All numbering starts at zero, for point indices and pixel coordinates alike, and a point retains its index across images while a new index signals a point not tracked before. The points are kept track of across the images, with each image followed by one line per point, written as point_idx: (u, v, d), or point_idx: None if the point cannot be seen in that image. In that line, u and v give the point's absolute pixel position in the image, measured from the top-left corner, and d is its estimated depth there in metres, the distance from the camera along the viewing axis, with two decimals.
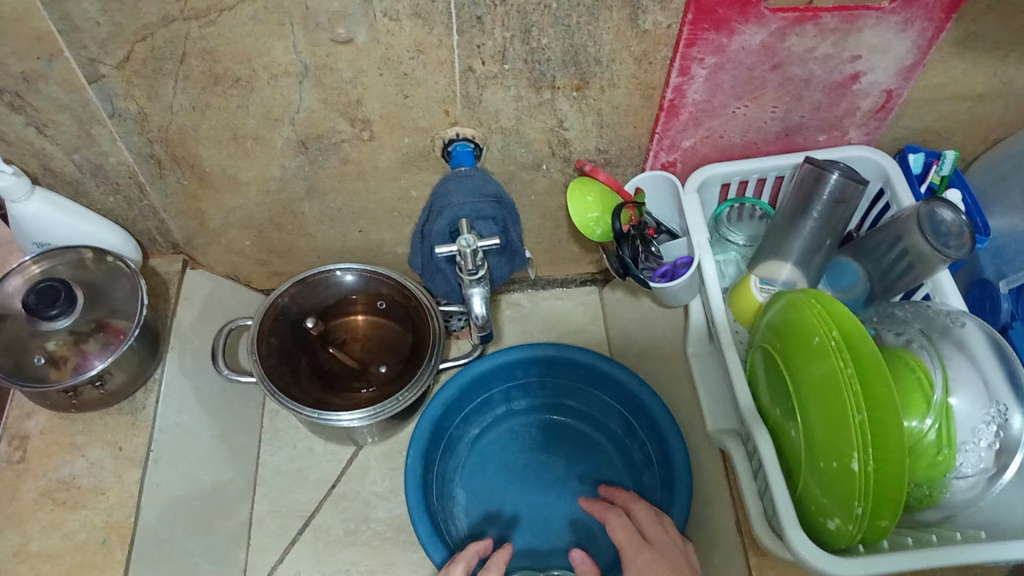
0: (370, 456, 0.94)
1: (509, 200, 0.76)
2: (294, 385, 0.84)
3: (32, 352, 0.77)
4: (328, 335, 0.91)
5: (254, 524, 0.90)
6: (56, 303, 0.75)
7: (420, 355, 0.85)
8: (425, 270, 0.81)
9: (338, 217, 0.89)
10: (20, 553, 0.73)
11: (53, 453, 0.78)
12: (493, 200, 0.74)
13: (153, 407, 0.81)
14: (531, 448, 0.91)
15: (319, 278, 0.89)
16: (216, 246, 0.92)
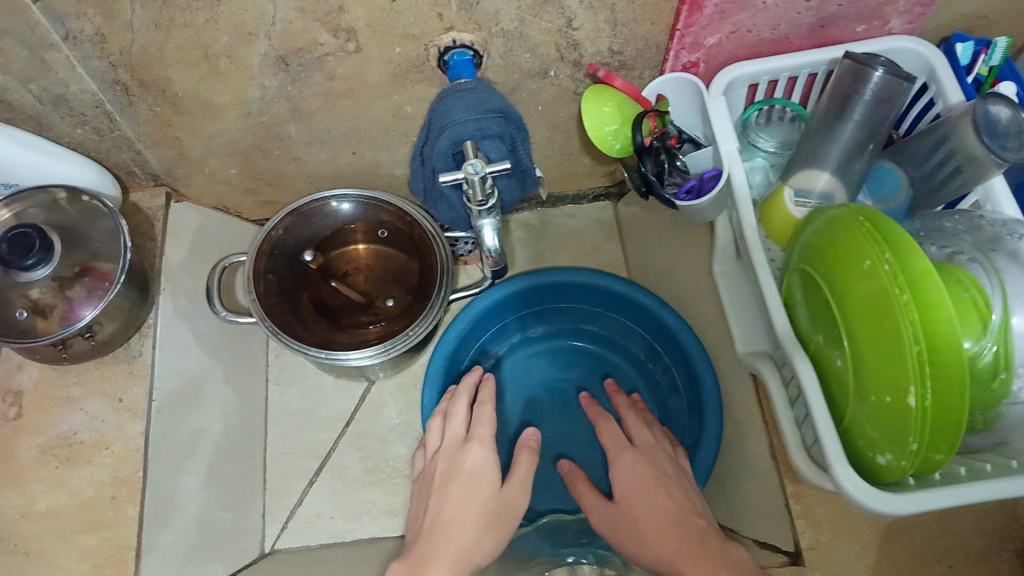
0: (383, 391, 0.90)
1: (516, 115, 0.68)
2: (295, 325, 0.80)
3: (14, 304, 0.72)
4: (329, 267, 0.85)
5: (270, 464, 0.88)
6: (31, 251, 0.69)
7: (429, 288, 0.81)
8: (429, 199, 0.75)
9: (328, 139, 0.81)
10: (25, 513, 0.70)
11: (49, 407, 0.74)
12: (498, 115, 0.66)
13: (150, 353, 0.77)
14: (550, 376, 0.87)
15: (314, 207, 0.83)
16: (201, 177, 0.85)
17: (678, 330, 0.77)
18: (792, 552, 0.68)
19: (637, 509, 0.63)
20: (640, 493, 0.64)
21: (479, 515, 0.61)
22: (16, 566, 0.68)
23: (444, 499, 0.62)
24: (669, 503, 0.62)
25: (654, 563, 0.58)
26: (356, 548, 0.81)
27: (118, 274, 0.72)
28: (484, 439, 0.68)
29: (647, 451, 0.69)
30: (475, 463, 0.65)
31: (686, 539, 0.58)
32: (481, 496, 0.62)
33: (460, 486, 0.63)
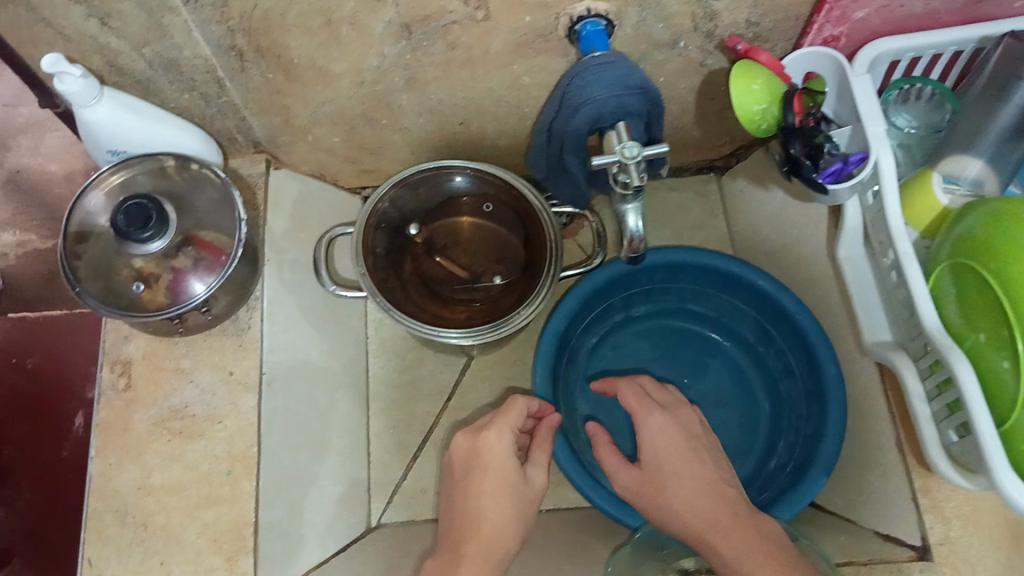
0: (483, 366, 0.90)
1: (656, 91, 0.64)
2: (404, 301, 0.78)
3: (127, 276, 0.71)
4: (433, 242, 0.83)
5: (373, 438, 0.88)
6: (148, 224, 0.66)
7: (540, 265, 0.79)
8: (551, 176, 0.73)
9: (437, 109, 0.78)
10: (143, 486, 0.70)
11: (160, 380, 0.74)
12: (639, 91, 0.63)
13: (259, 326, 0.75)
14: (653, 356, 0.85)
15: (420, 178, 0.80)
16: (302, 144, 0.82)
17: (798, 316, 0.74)
18: (919, 547, 0.65)
19: (668, 473, 0.64)
20: (671, 457, 0.65)
21: (508, 513, 0.62)
22: (139, 538, 0.68)
23: (469, 497, 0.62)
24: (697, 470, 0.64)
25: (684, 529, 0.61)
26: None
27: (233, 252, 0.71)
28: (504, 425, 0.66)
29: (672, 410, 0.69)
30: (495, 452, 0.65)
31: (711, 507, 0.61)
32: (509, 492, 0.63)
33: (484, 482, 0.63)
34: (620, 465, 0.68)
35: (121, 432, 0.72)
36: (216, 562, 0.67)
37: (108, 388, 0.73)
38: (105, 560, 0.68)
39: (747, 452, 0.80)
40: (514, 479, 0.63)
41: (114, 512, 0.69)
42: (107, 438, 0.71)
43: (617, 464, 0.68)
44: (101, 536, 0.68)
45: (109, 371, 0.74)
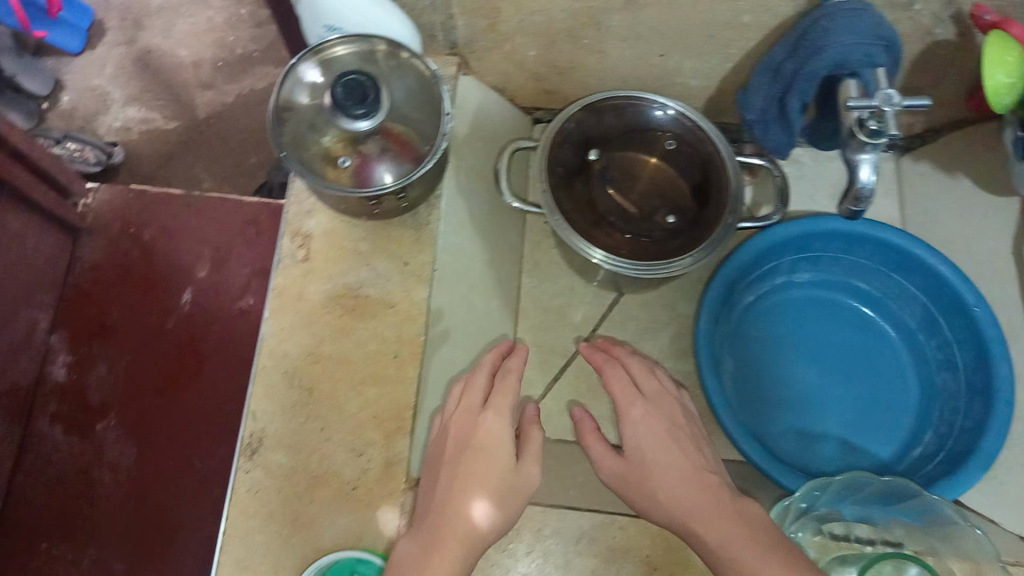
0: (632, 304, 0.89)
1: (899, 46, 0.63)
2: (580, 222, 0.77)
3: (334, 152, 0.72)
4: (608, 172, 0.81)
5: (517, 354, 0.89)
6: (364, 101, 0.66)
7: (716, 213, 0.78)
8: (763, 120, 0.73)
9: (645, 36, 0.76)
10: (313, 354, 0.73)
11: (338, 258, 0.76)
12: (885, 45, 0.62)
13: (437, 224, 0.77)
14: (808, 324, 0.85)
15: (611, 105, 0.80)
16: (497, 52, 0.80)
17: (976, 307, 0.74)
18: None
19: (655, 464, 0.67)
20: (654, 449, 0.69)
21: (496, 492, 0.65)
22: (303, 401, 0.71)
23: (459, 475, 0.65)
24: (681, 461, 0.67)
25: (671, 513, 0.64)
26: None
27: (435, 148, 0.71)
28: (505, 408, 0.70)
29: (656, 403, 0.73)
30: (490, 434, 0.67)
31: (696, 492, 0.64)
32: (496, 472, 0.66)
33: (476, 461, 0.65)
34: (601, 449, 0.70)
35: (297, 300, 0.74)
36: (373, 437, 0.70)
37: (288, 257, 0.76)
38: (269, 416, 0.71)
39: (892, 435, 0.80)
40: (508, 463, 0.66)
41: (282, 373, 0.72)
42: (283, 303, 0.74)
43: (600, 452, 0.70)
44: (267, 392, 0.71)
45: (289, 241, 0.76)
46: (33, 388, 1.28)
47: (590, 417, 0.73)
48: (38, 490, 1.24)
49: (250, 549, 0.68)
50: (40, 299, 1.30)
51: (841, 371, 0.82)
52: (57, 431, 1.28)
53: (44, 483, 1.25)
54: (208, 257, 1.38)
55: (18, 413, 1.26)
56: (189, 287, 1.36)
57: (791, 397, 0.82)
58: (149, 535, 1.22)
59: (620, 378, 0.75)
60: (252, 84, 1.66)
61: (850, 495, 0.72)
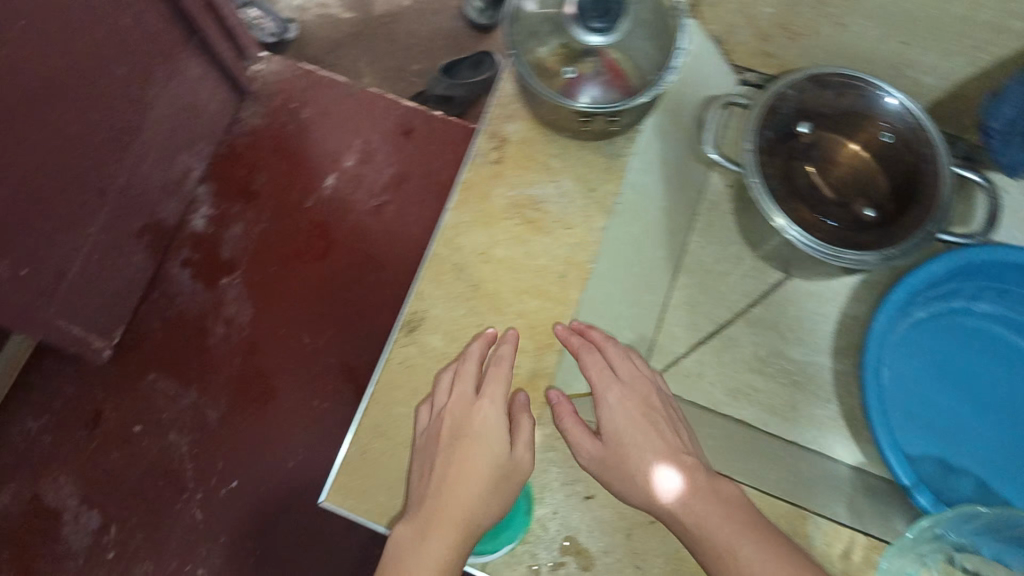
0: (796, 289, 0.87)
1: None
2: (780, 191, 0.76)
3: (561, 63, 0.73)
4: (813, 149, 0.81)
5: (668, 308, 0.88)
6: (604, 16, 0.68)
7: (918, 218, 0.75)
8: (1007, 132, 0.74)
9: (896, 19, 0.72)
10: (484, 254, 0.75)
11: (529, 168, 0.77)
12: None
13: (630, 158, 0.76)
14: (974, 355, 0.84)
15: (838, 82, 0.77)
16: (732, 2, 0.77)
17: None
18: None
19: (636, 447, 0.65)
20: (630, 432, 0.66)
21: (484, 484, 0.62)
22: (466, 296, 0.74)
23: (452, 467, 0.63)
24: (658, 445, 0.65)
25: (648, 499, 0.62)
26: (736, 427, 0.81)
27: (655, 82, 0.69)
28: (495, 390, 0.67)
29: (626, 382, 0.69)
30: (485, 422, 0.65)
31: (672, 477, 0.63)
32: (490, 461, 0.63)
33: (468, 452, 0.64)
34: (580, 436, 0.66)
35: (480, 200, 0.76)
36: (525, 345, 0.72)
37: (481, 157, 0.77)
38: (433, 300, 0.74)
39: None
40: (498, 449, 0.64)
41: (453, 264, 0.74)
42: (467, 198, 0.76)
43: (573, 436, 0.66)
44: (436, 279, 0.74)
45: (486, 141, 0.78)
46: (173, 230, 1.28)
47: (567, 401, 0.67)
48: (158, 324, 1.23)
49: (390, 419, 0.71)
50: (198, 149, 1.28)
51: (998, 410, 0.82)
52: (185, 274, 1.27)
53: (162, 318, 1.24)
54: (357, 149, 1.34)
55: (156, 247, 1.24)
56: (333, 172, 1.33)
57: (940, 422, 0.82)
58: (248, 396, 1.20)
59: (595, 357, 0.69)
60: None
61: (994, 531, 0.69)
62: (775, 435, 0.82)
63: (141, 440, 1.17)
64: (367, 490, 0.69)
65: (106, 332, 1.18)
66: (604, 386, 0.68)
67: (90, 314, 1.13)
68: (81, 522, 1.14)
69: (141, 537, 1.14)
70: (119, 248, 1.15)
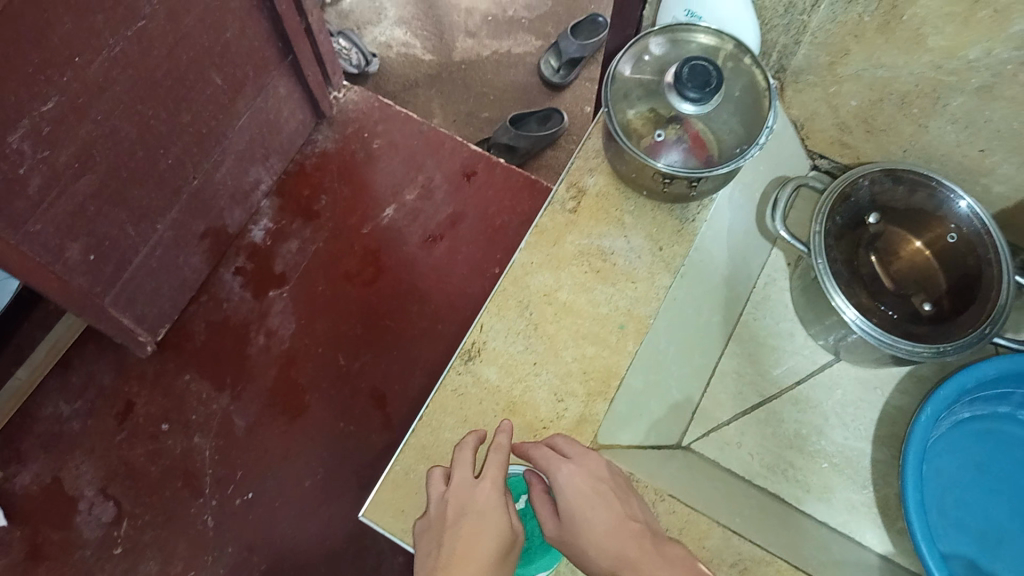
0: (844, 373, 0.88)
1: None
2: (842, 275, 0.78)
3: (653, 127, 0.78)
4: (877, 240, 0.83)
5: (716, 375, 0.88)
6: (702, 87, 0.70)
7: (974, 319, 0.76)
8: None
9: (977, 127, 0.76)
10: (549, 295, 0.77)
11: (601, 220, 0.80)
12: None
13: (702, 224, 0.79)
14: (1016, 463, 0.82)
15: (910, 178, 0.79)
16: (818, 90, 0.82)
17: None
18: None
19: (585, 521, 0.58)
20: (583, 504, 0.59)
21: (489, 560, 0.54)
22: (526, 332, 0.76)
23: (455, 548, 0.55)
24: (605, 514, 0.58)
25: (602, 572, 0.55)
26: (771, 501, 0.80)
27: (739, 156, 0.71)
28: (490, 466, 0.61)
29: (580, 461, 0.63)
30: (487, 500, 0.58)
31: (625, 543, 0.56)
32: (491, 539, 0.55)
33: (471, 529, 0.56)
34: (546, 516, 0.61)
35: (552, 244, 0.79)
36: (576, 389, 0.74)
37: (558, 204, 0.81)
38: (493, 332, 0.76)
39: None
40: (499, 525, 0.56)
41: (518, 301, 0.77)
42: (540, 240, 0.79)
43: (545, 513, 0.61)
44: (499, 313, 0.76)
45: (564, 190, 0.81)
46: (232, 237, 1.31)
47: (541, 479, 0.65)
48: (201, 325, 1.26)
49: (435, 443, 0.72)
50: (269, 163, 1.33)
51: None
52: (236, 282, 1.30)
53: (207, 321, 1.27)
54: (419, 183, 1.39)
55: (214, 252, 1.28)
56: (393, 204, 1.37)
57: (974, 525, 0.80)
58: (279, 406, 1.22)
59: (543, 449, 0.64)
60: (510, 46, 1.75)
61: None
62: (809, 514, 0.82)
63: (167, 438, 1.19)
64: (404, 510, 0.70)
65: (151, 328, 1.21)
66: (553, 463, 0.62)
67: (140, 307, 1.16)
68: (94, 513, 1.14)
69: (152, 534, 1.14)
70: (180, 247, 1.19)
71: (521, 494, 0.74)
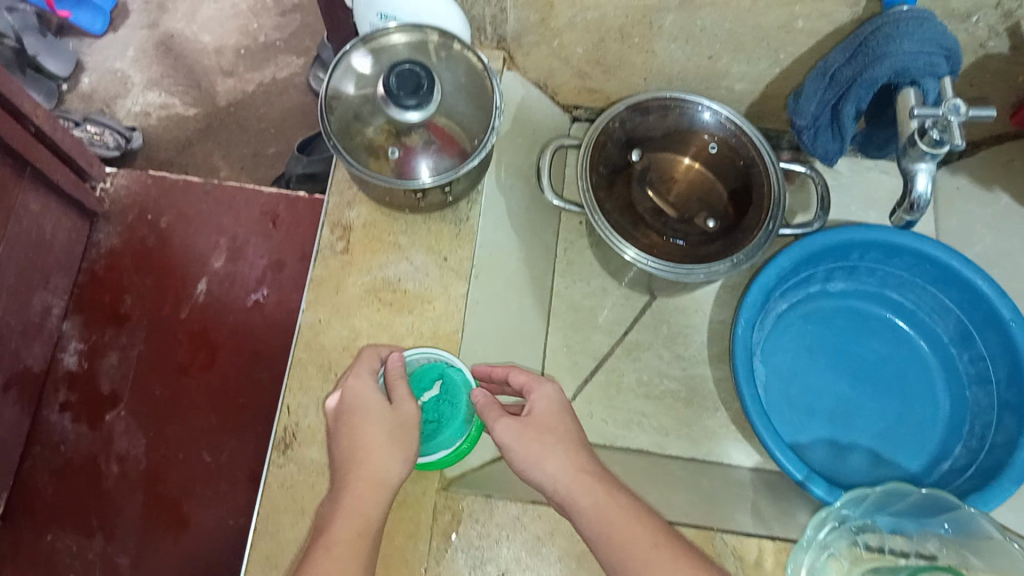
0: (665, 308, 0.88)
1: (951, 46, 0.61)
2: (621, 222, 0.77)
3: (385, 143, 0.72)
4: (648, 172, 0.81)
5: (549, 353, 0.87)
6: (415, 93, 0.65)
7: (757, 216, 0.77)
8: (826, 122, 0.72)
9: (696, 38, 0.76)
10: (349, 348, 0.72)
11: (377, 250, 0.76)
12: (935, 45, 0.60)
13: (477, 220, 0.76)
14: (840, 333, 0.85)
15: (654, 104, 0.79)
16: (544, 48, 0.80)
17: (1013, 323, 0.74)
18: None
19: (541, 439, 0.56)
20: (554, 420, 0.58)
21: (377, 443, 0.56)
22: None
23: (343, 446, 0.57)
24: (565, 429, 0.57)
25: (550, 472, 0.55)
26: (637, 457, 0.80)
27: (481, 145, 0.69)
28: (361, 370, 0.61)
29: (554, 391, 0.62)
30: (361, 393, 0.59)
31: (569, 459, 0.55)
32: (376, 426, 0.57)
33: (354, 426, 0.57)
34: (502, 418, 0.57)
35: (335, 292, 0.74)
36: None
37: (327, 248, 0.76)
38: (302, 409, 0.71)
39: (922, 448, 0.80)
40: (376, 412, 0.57)
41: (318, 366, 0.72)
42: (320, 295, 0.74)
43: (497, 414, 0.58)
44: (301, 386, 0.71)
45: (329, 233, 0.76)
46: (42, 374, 1.12)
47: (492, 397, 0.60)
48: (46, 479, 1.08)
49: (281, 547, 0.67)
50: (54, 283, 1.14)
51: (872, 381, 0.83)
52: (66, 420, 1.11)
53: (51, 472, 1.08)
54: (224, 247, 1.22)
55: (27, 398, 1.09)
56: (204, 276, 1.20)
57: (822, 407, 0.82)
58: (158, 523, 1.05)
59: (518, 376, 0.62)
60: (274, 72, 1.56)
61: (885, 509, 0.67)
62: (675, 456, 0.82)
63: None
64: None
65: None
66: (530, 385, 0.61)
67: None
68: None
69: None
70: None
71: (431, 382, 0.65)
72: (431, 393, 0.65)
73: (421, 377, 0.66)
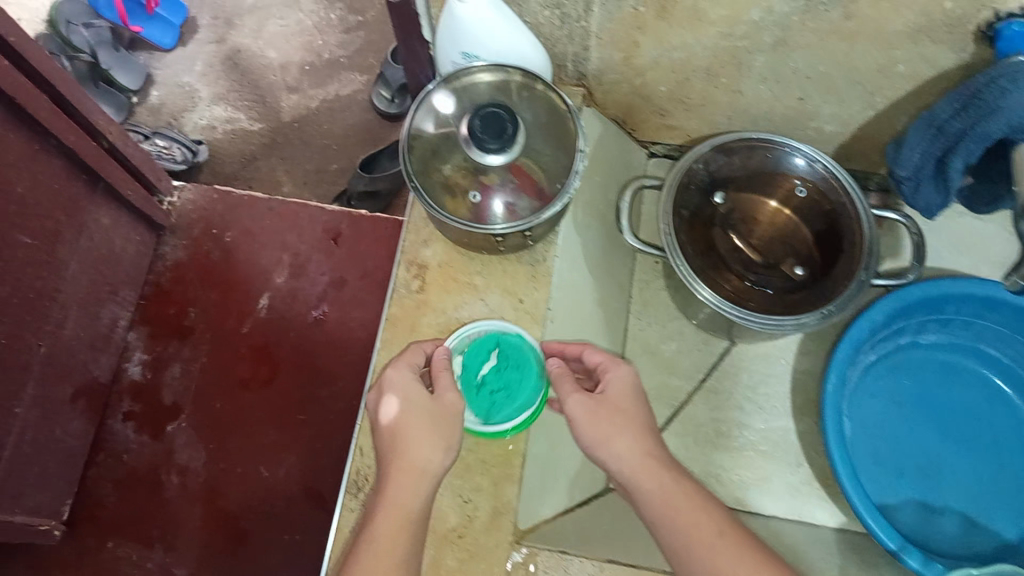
0: (744, 355, 0.86)
1: None
2: (706, 269, 0.75)
3: (467, 185, 0.70)
4: (732, 215, 0.79)
5: None
6: (499, 136, 0.64)
7: (847, 265, 0.73)
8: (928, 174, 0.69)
9: (786, 78, 0.73)
10: None
11: (452, 290, 0.75)
12: None
13: (555, 262, 0.74)
14: (931, 389, 0.81)
15: (741, 145, 0.76)
16: (625, 85, 0.78)
17: None
18: None
19: (614, 421, 0.58)
20: (629, 401, 0.59)
21: (419, 437, 0.57)
22: None
23: (387, 438, 0.58)
24: (639, 415, 0.58)
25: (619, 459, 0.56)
26: None
27: (563, 188, 0.67)
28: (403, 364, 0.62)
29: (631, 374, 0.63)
30: (405, 387, 0.60)
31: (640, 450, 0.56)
32: (421, 421, 0.58)
33: (399, 421, 0.58)
34: (574, 393, 0.59)
35: (410, 332, 0.73)
36: (480, 483, 0.67)
37: (402, 287, 0.75)
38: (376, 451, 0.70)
39: (1019, 515, 0.76)
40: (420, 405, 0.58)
41: None
42: (395, 334, 0.73)
43: (571, 390, 0.59)
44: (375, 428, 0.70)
45: (405, 270, 0.75)
46: (109, 385, 1.13)
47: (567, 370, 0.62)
48: (110, 488, 1.09)
49: None
50: (123, 296, 1.15)
51: (965, 441, 0.79)
52: (129, 428, 1.12)
53: (114, 483, 1.09)
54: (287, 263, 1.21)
55: (94, 408, 1.10)
56: (267, 292, 1.20)
57: (912, 468, 0.79)
58: (218, 541, 1.06)
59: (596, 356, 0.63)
60: (337, 88, 1.56)
61: None
62: (753, 510, 0.79)
63: None
64: None
65: (53, 511, 1.04)
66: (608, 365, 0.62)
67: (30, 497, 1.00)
68: None
69: None
70: (52, 418, 1.02)
71: (487, 354, 0.67)
72: (490, 362, 0.66)
73: (476, 353, 0.67)
